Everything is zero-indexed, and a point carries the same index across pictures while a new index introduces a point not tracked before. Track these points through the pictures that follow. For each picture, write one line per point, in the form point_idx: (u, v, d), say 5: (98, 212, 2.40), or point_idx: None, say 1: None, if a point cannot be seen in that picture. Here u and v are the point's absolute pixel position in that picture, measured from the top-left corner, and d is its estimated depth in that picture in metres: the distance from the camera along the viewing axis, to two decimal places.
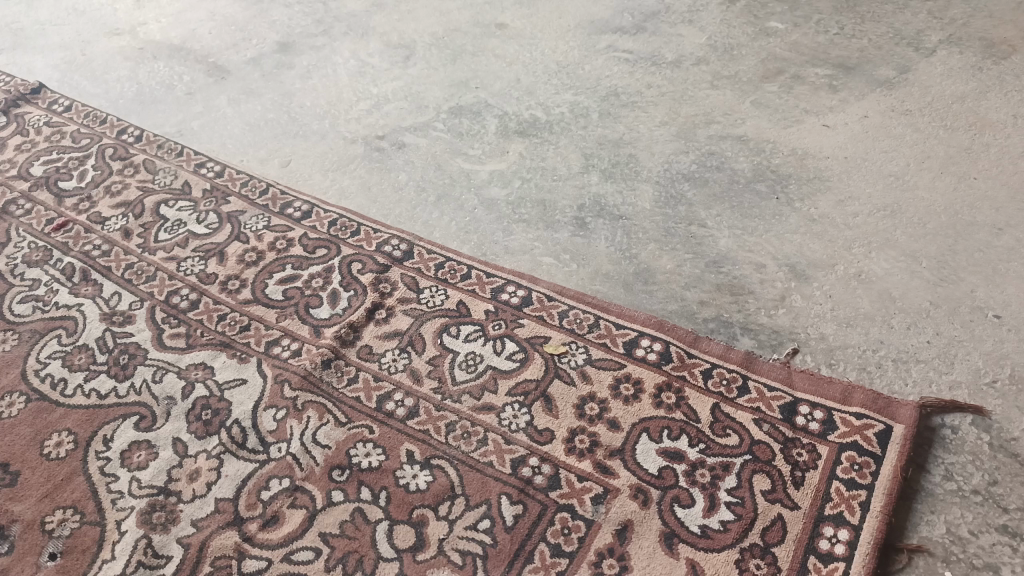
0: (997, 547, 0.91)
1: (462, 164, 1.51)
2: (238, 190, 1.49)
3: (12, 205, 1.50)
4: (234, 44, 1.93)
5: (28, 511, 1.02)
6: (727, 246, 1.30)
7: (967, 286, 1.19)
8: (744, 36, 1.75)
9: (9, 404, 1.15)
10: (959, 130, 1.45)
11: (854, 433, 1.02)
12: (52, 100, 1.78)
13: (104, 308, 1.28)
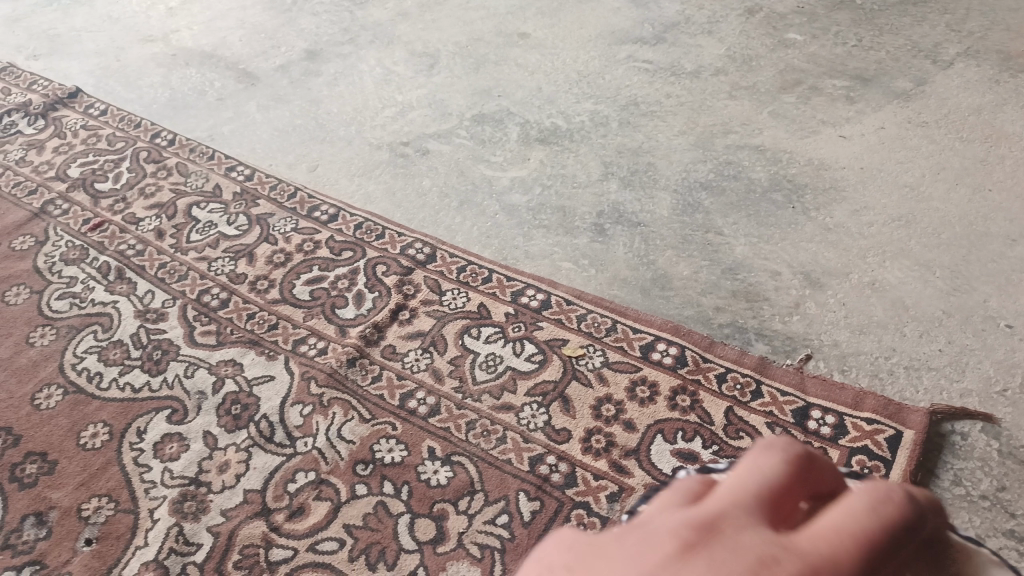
0: (1004, 552, 0.93)
1: (484, 171, 1.55)
2: (267, 194, 1.54)
3: (51, 205, 1.55)
4: (263, 51, 1.99)
5: (66, 498, 1.06)
6: (742, 253, 1.32)
7: (980, 295, 1.21)
8: (763, 47, 1.78)
9: (46, 396, 1.20)
10: (975, 142, 1.47)
11: (865, 437, 1.04)
12: (89, 105, 1.84)
13: (138, 305, 1.33)
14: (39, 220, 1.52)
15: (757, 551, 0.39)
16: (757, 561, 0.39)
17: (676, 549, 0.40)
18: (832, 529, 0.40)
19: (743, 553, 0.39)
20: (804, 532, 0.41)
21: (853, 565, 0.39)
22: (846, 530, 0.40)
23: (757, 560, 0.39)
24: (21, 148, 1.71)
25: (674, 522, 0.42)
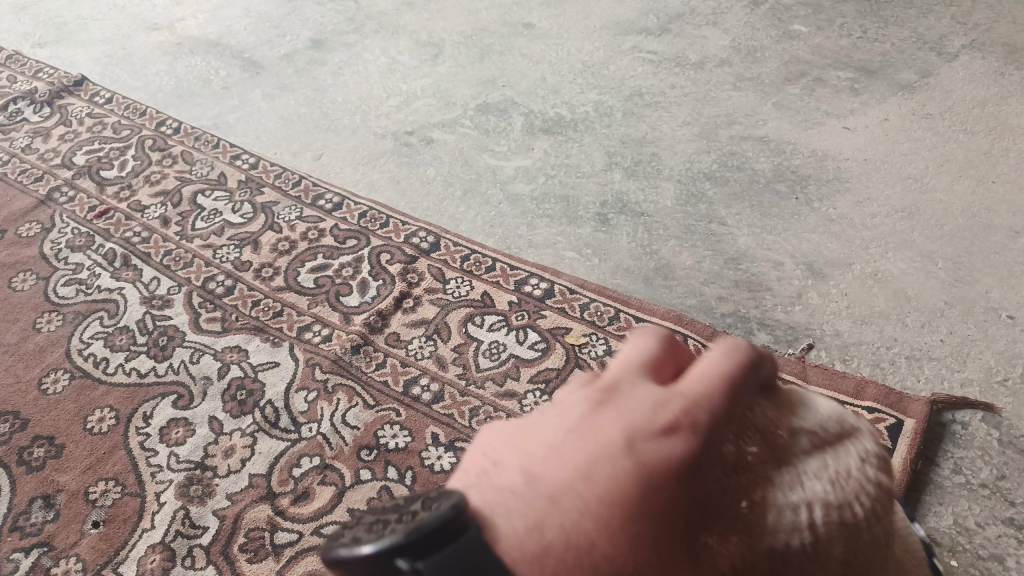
0: (1002, 539, 0.94)
1: (488, 160, 1.55)
2: (272, 182, 1.55)
3: (57, 192, 1.56)
4: (268, 40, 2.00)
5: (73, 481, 1.07)
6: (746, 243, 1.33)
7: (982, 286, 1.21)
8: (768, 39, 1.78)
9: (53, 381, 1.21)
10: (979, 134, 1.47)
11: (866, 426, 1.04)
12: (94, 93, 1.84)
13: (144, 292, 1.34)
14: (45, 207, 1.53)
15: (650, 400, 0.48)
16: (653, 404, 0.48)
17: (590, 408, 0.49)
18: (700, 375, 0.51)
19: (640, 402, 0.48)
20: (682, 383, 0.51)
21: (722, 400, 0.49)
22: (711, 373, 0.50)
23: (655, 407, 0.48)
24: (27, 135, 1.72)
25: (583, 394, 0.50)
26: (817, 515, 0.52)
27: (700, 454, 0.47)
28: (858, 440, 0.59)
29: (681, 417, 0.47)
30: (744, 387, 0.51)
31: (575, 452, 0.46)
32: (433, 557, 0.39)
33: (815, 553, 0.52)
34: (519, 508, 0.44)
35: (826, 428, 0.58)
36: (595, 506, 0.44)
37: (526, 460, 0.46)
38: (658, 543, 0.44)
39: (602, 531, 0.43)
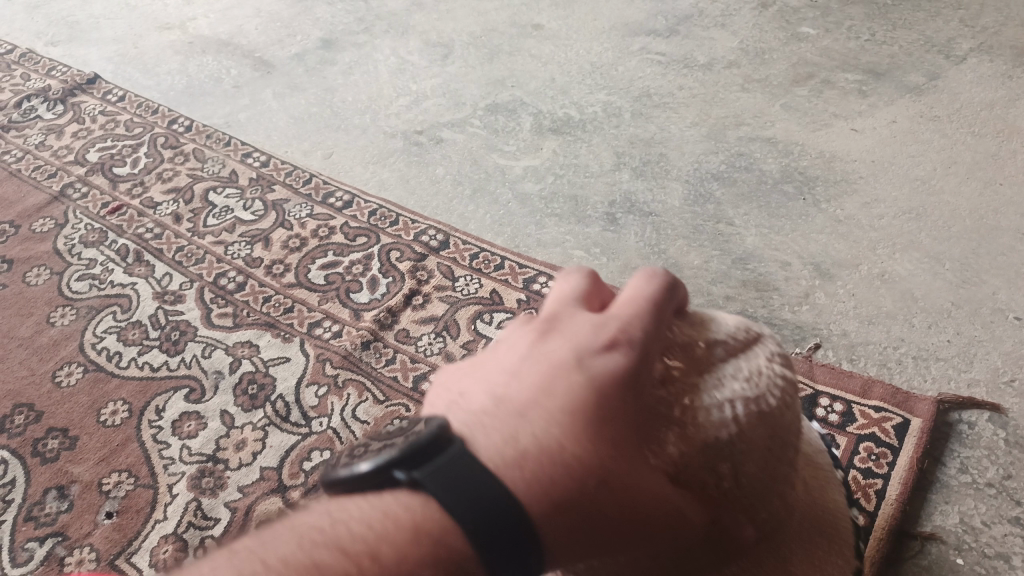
0: (1009, 538, 0.93)
1: (497, 159, 1.56)
2: (283, 179, 1.56)
3: (70, 188, 1.58)
4: (279, 40, 2.01)
5: (86, 472, 1.09)
6: (753, 243, 1.34)
7: (989, 288, 1.21)
8: (776, 41, 1.79)
9: (67, 374, 1.22)
10: (987, 137, 1.47)
11: (872, 425, 1.05)
12: (107, 91, 1.86)
13: (157, 287, 1.35)
14: (59, 203, 1.55)
15: (590, 323, 0.51)
16: (595, 328, 0.50)
17: (542, 343, 0.51)
18: (628, 297, 0.52)
19: (583, 329, 0.51)
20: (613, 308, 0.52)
21: (649, 314, 0.51)
22: (634, 295, 0.52)
23: (596, 328, 0.50)
24: (41, 132, 1.73)
25: (531, 334, 0.52)
26: (743, 414, 0.56)
27: (639, 363, 0.49)
28: (764, 343, 0.62)
29: (618, 334, 0.49)
30: (667, 303, 0.53)
31: (530, 372, 0.49)
32: (428, 466, 0.41)
33: (766, 448, 0.57)
34: (491, 435, 0.45)
35: (735, 338, 0.61)
36: (560, 417, 0.46)
37: (496, 376, 0.50)
38: (619, 437, 0.46)
39: (570, 436, 0.45)
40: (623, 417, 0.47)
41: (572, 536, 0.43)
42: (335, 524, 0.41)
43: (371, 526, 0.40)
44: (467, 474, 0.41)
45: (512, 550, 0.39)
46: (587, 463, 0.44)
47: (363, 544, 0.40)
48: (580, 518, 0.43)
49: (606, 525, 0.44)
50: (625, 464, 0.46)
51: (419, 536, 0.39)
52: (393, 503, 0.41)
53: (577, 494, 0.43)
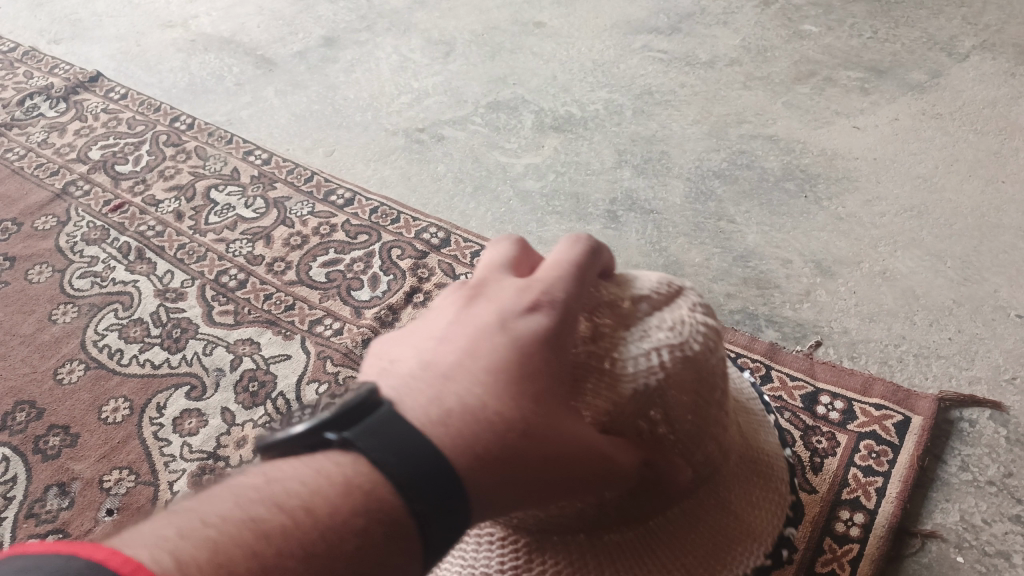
0: (1009, 536, 0.93)
1: (499, 157, 1.56)
2: (284, 177, 1.56)
3: (72, 186, 1.58)
4: (281, 38, 2.02)
5: (88, 469, 1.09)
6: (754, 241, 1.34)
7: (990, 285, 1.21)
8: (778, 39, 1.79)
9: (68, 371, 1.22)
10: (989, 135, 1.47)
11: (873, 422, 1.05)
12: (109, 89, 1.87)
13: (158, 284, 1.35)
14: (61, 200, 1.55)
15: (516, 288, 0.56)
16: (519, 291, 0.56)
17: (467, 307, 0.55)
18: (551, 263, 0.58)
19: (507, 294, 0.55)
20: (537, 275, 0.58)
21: (570, 279, 0.57)
22: (560, 261, 0.58)
23: (521, 293, 0.55)
24: (44, 130, 1.74)
25: (457, 301, 0.56)
26: (669, 360, 0.61)
27: (560, 323, 0.54)
28: (685, 296, 0.69)
29: (541, 298, 0.55)
30: (589, 269, 0.59)
31: (458, 335, 0.52)
32: (359, 426, 0.43)
33: (687, 393, 0.62)
34: (415, 389, 0.48)
35: (659, 292, 0.68)
36: (486, 375, 0.49)
37: (424, 339, 0.53)
38: (544, 390, 0.50)
39: (492, 394, 0.48)
40: (548, 374, 0.51)
41: (504, 481, 0.46)
42: (269, 482, 0.41)
43: (306, 482, 0.41)
44: (398, 431, 0.43)
45: (448, 495, 0.42)
46: (512, 420, 0.48)
47: (298, 498, 0.40)
48: (510, 462, 0.47)
49: (537, 468, 0.48)
50: (551, 416, 0.50)
51: (360, 491, 0.40)
52: (325, 462, 0.42)
53: (507, 441, 0.47)
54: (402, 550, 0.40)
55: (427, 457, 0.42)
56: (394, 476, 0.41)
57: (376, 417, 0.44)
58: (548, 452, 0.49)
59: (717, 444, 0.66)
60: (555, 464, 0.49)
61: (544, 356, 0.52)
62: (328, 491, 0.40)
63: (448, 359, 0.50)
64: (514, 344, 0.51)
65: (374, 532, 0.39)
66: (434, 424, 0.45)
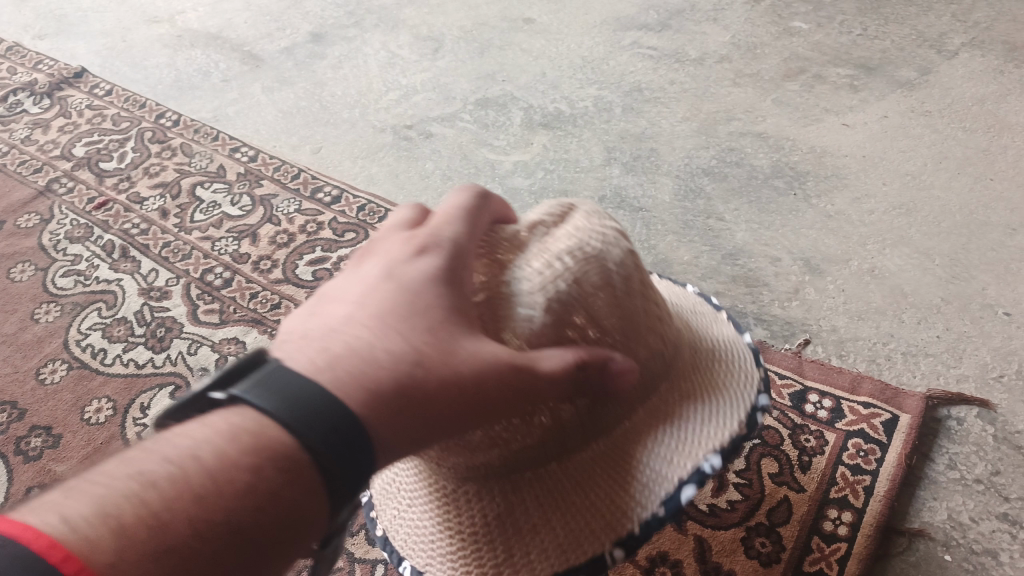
0: (996, 534, 0.93)
1: (487, 154, 1.55)
2: (271, 174, 1.55)
3: (56, 183, 1.56)
4: (269, 34, 2.00)
5: (70, 471, 1.07)
6: (743, 239, 1.33)
7: (978, 283, 1.21)
8: (768, 35, 1.79)
9: (51, 371, 1.21)
10: (978, 132, 1.47)
11: (861, 421, 1.04)
12: (94, 84, 1.85)
13: (142, 283, 1.34)
14: (44, 198, 1.53)
15: (403, 244, 0.59)
16: (410, 246, 0.58)
17: (360, 269, 0.58)
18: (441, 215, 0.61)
19: (396, 250, 0.58)
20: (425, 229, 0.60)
21: (458, 227, 0.60)
22: (447, 213, 0.61)
23: (410, 247, 0.58)
24: (27, 127, 1.72)
25: (353, 268, 0.59)
26: (573, 265, 0.61)
27: (448, 266, 0.57)
28: (581, 209, 0.68)
29: (429, 246, 0.58)
30: (477, 216, 0.62)
31: (351, 291, 0.55)
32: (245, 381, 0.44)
33: (600, 302, 0.62)
34: (308, 342, 0.50)
35: (553, 214, 0.67)
36: (373, 321, 0.51)
37: (322, 301, 0.56)
38: (435, 326, 0.52)
39: (378, 334, 0.50)
40: (440, 309, 0.54)
41: (409, 407, 0.48)
42: (159, 443, 0.41)
43: (196, 437, 0.41)
44: (285, 376, 0.44)
45: (340, 423, 0.43)
46: (401, 353, 0.49)
47: (186, 450, 0.40)
48: (413, 388, 0.49)
49: (444, 395, 0.50)
50: (444, 348, 0.51)
51: (250, 441, 0.41)
52: (215, 419, 0.42)
53: (404, 371, 0.49)
54: (299, 484, 0.41)
55: (314, 400, 0.43)
56: (280, 419, 0.42)
57: (262, 371, 0.44)
58: (452, 378, 0.51)
59: (648, 344, 0.66)
60: (463, 390, 0.51)
61: (433, 294, 0.54)
62: (217, 446, 0.40)
63: (339, 311, 0.53)
64: (400, 291, 0.54)
65: (268, 475, 0.40)
66: (320, 364, 0.46)
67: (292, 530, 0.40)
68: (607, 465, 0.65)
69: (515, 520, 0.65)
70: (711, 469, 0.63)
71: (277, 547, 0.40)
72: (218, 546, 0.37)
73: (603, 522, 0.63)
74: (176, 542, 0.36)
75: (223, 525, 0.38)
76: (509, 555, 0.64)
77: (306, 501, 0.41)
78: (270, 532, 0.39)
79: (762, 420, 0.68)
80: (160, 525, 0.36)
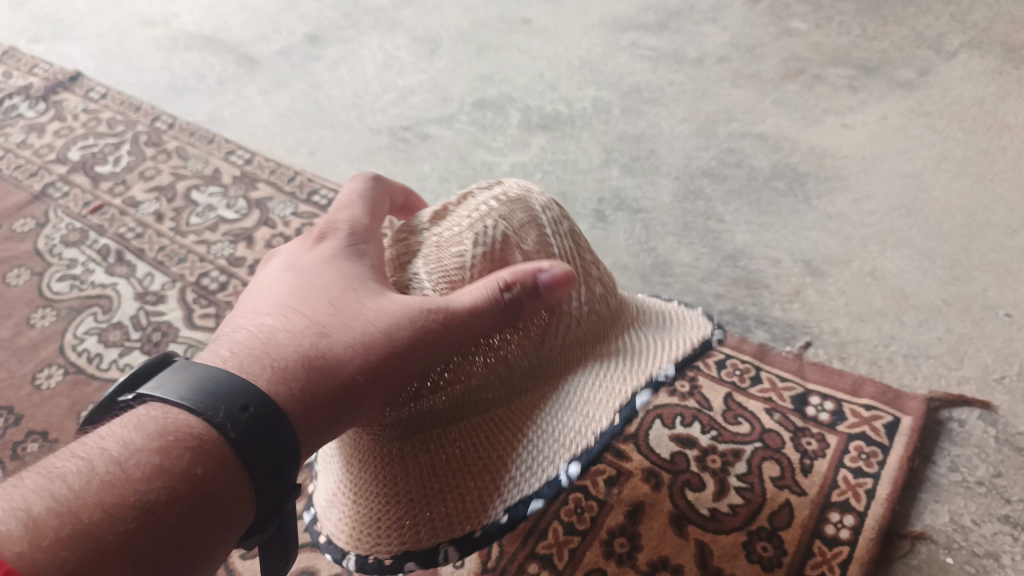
0: (998, 537, 0.93)
1: (485, 156, 1.54)
2: (267, 177, 1.54)
3: (51, 187, 1.55)
4: (265, 36, 2.00)
5: None
6: (743, 241, 1.32)
7: (979, 284, 1.20)
8: (766, 36, 1.78)
9: (46, 376, 1.19)
10: (977, 133, 1.46)
11: (863, 423, 1.04)
12: (89, 88, 1.84)
13: (138, 287, 1.33)
14: (40, 202, 1.52)
15: (306, 238, 0.69)
16: (314, 237, 0.69)
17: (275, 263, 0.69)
18: (339, 207, 0.73)
19: (303, 242, 0.69)
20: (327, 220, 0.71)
21: (354, 213, 0.71)
22: (344, 204, 0.73)
23: (313, 238, 0.69)
24: (22, 131, 1.71)
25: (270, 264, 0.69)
26: (498, 207, 0.69)
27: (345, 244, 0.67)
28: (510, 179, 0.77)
29: (328, 233, 0.68)
30: (370, 204, 0.74)
31: (267, 283, 0.65)
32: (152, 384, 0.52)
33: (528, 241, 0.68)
34: (231, 327, 0.59)
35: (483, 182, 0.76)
36: (283, 306, 0.61)
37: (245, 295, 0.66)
38: (336, 301, 0.60)
39: (283, 320, 0.59)
40: (343, 282, 0.62)
41: (321, 370, 0.56)
42: (84, 441, 0.48)
43: (120, 436, 0.47)
44: (189, 366, 0.51)
45: (252, 402, 0.49)
46: (305, 328, 0.58)
47: (106, 453, 0.46)
48: (323, 357, 0.56)
49: (358, 353, 0.57)
50: (346, 319, 0.59)
51: (154, 430, 0.47)
52: (134, 415, 0.49)
53: (310, 342, 0.57)
54: (215, 460, 0.48)
55: (210, 388, 0.49)
56: (184, 405, 0.48)
57: (171, 368, 0.51)
58: (359, 338, 0.58)
59: (582, 289, 0.70)
60: (378, 347, 0.58)
61: (333, 274, 0.63)
62: (123, 440, 0.47)
63: (253, 304, 0.62)
64: (302, 278, 0.63)
65: (175, 456, 0.47)
66: (226, 353, 0.55)
67: (211, 505, 0.47)
68: (557, 405, 0.68)
69: (466, 466, 0.67)
70: (665, 377, 0.67)
71: (194, 523, 0.46)
72: (129, 524, 0.43)
73: (559, 449, 0.65)
74: (87, 523, 0.42)
75: (133, 505, 0.44)
76: (463, 498, 0.66)
77: (219, 476, 0.48)
78: (186, 508, 0.46)
79: (715, 344, 0.72)
80: (71, 511, 0.43)
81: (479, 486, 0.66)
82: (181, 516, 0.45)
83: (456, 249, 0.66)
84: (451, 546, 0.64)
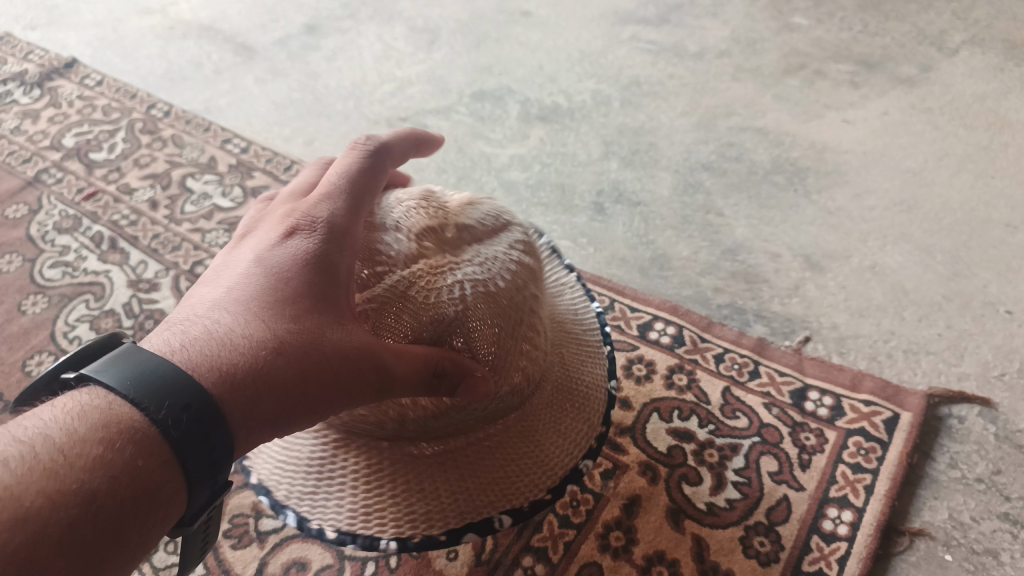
0: (997, 534, 0.92)
1: (483, 147, 1.53)
2: (263, 165, 1.53)
3: (44, 173, 1.54)
4: (262, 25, 1.98)
5: None
6: (743, 234, 1.31)
7: (979, 281, 1.19)
8: (768, 31, 1.77)
9: (37, 363, 1.18)
10: (978, 130, 1.45)
11: (862, 419, 1.02)
12: (85, 75, 1.82)
13: (131, 275, 1.31)
14: (33, 188, 1.51)
15: (282, 224, 0.64)
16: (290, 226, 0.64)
17: (245, 243, 0.64)
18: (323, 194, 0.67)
19: (277, 229, 0.64)
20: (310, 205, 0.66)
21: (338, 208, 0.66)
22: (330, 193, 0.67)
23: (290, 227, 0.63)
24: (16, 117, 1.69)
25: (241, 242, 0.65)
26: (473, 296, 0.66)
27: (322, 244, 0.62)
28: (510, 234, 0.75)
29: (305, 226, 0.63)
30: (357, 197, 0.68)
31: (232, 271, 0.61)
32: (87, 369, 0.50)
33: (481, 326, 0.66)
34: (187, 316, 0.56)
35: (484, 226, 0.74)
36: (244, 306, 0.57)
37: (211, 275, 0.61)
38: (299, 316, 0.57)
39: (241, 323, 0.55)
40: (307, 293, 0.58)
41: (263, 392, 0.53)
42: (16, 423, 0.45)
43: (58, 421, 0.45)
44: (135, 352, 0.48)
45: (194, 402, 0.47)
46: (261, 340, 0.54)
47: (42, 438, 0.44)
48: (268, 375, 0.53)
49: (300, 382, 0.55)
50: (302, 340, 0.56)
51: (98, 420, 0.45)
52: (70, 401, 0.46)
53: (260, 356, 0.53)
54: (150, 455, 0.45)
55: (152, 382, 0.47)
56: (128, 397, 0.46)
57: (116, 352, 0.48)
58: (307, 366, 0.55)
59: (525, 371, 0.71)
60: (319, 382, 0.56)
61: (302, 274, 0.59)
62: (64, 426, 0.44)
63: (212, 294, 0.58)
64: (266, 273, 0.59)
65: (117, 448, 0.44)
66: (174, 346, 0.52)
67: (148, 499, 0.45)
68: (423, 468, 0.71)
69: (331, 466, 0.72)
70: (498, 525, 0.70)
71: (132, 514, 0.44)
72: (70, 510, 0.41)
73: (395, 517, 0.69)
74: (29, 508, 0.40)
75: (75, 493, 0.42)
76: (316, 487, 0.71)
77: (162, 471, 0.45)
78: (126, 499, 0.44)
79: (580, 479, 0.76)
80: (12, 494, 0.40)
81: (331, 488, 0.71)
82: (121, 506, 0.43)
83: (409, 311, 0.65)
84: (291, 514, 0.70)
